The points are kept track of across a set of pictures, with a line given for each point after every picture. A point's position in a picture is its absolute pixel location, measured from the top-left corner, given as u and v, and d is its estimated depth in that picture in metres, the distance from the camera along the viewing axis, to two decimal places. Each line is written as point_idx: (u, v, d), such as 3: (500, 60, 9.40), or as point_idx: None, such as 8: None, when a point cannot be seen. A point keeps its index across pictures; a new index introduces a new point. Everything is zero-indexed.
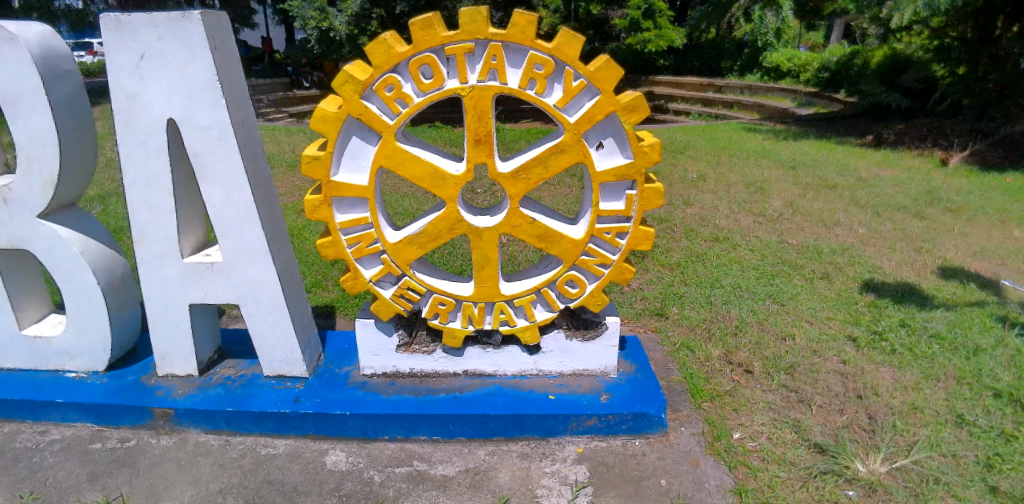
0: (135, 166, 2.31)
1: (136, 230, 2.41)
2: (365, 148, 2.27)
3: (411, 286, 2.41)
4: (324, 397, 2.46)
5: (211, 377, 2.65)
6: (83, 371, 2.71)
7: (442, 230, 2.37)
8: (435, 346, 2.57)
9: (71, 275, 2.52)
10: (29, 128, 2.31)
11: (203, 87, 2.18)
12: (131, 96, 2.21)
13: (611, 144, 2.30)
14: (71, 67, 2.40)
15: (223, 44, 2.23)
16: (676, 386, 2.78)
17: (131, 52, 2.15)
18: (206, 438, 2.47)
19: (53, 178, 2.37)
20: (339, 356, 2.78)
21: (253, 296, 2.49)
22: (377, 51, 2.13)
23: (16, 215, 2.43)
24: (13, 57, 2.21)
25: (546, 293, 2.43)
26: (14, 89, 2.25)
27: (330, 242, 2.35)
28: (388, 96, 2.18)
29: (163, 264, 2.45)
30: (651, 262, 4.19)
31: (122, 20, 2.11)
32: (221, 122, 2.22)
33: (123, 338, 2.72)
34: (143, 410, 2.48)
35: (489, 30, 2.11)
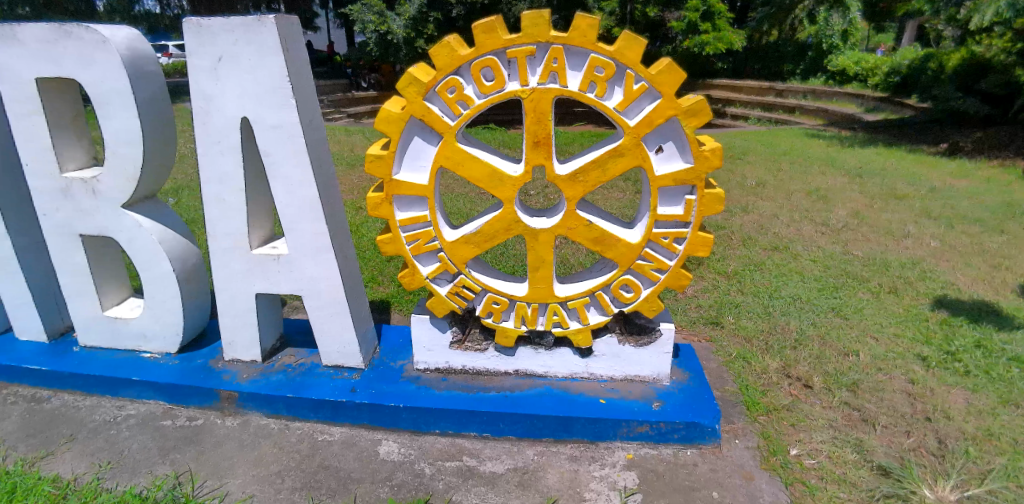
0: (210, 163, 2.45)
1: (210, 222, 2.54)
2: (426, 148, 2.32)
3: (466, 285, 2.44)
4: (378, 389, 2.53)
5: (273, 364, 2.77)
6: (157, 353, 2.88)
7: (499, 230, 2.39)
8: (487, 344, 2.60)
9: (150, 263, 2.68)
10: (117, 127, 2.48)
11: (275, 88, 2.28)
12: (208, 97, 2.35)
13: (671, 148, 2.27)
14: (156, 69, 2.57)
15: (293, 47, 2.33)
16: (731, 397, 2.71)
17: (210, 55, 2.29)
18: (267, 421, 2.58)
19: (137, 172, 2.53)
20: (394, 349, 2.85)
21: (314, 289, 2.57)
22: (441, 54, 2.17)
23: (103, 206, 2.61)
24: (106, 60, 2.39)
25: (600, 296, 2.42)
26: (105, 89, 2.44)
27: (389, 239, 2.42)
28: (450, 98, 2.23)
29: (232, 255, 2.58)
30: (707, 269, 4.10)
31: (202, 25, 2.25)
32: (290, 122, 2.32)
33: (193, 323, 2.87)
34: (210, 392, 2.62)
35: (551, 33, 2.12)
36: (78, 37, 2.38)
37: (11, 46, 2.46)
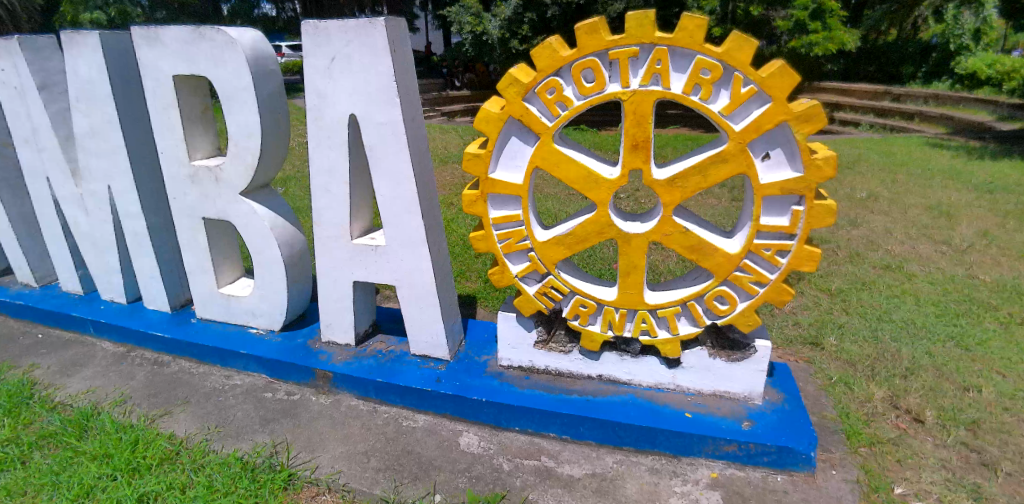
0: (320, 157, 2.61)
1: (317, 211, 2.71)
2: (523, 148, 2.34)
3: (555, 286, 2.45)
4: (463, 381, 2.59)
5: (365, 348, 2.91)
6: (263, 329, 3.11)
7: (591, 233, 2.37)
8: (572, 347, 2.58)
9: (261, 247, 2.88)
10: (241, 121, 2.70)
11: (382, 88, 2.39)
12: (322, 95, 2.51)
13: (779, 155, 2.15)
14: (276, 67, 2.76)
15: (400, 48, 2.43)
16: (829, 424, 2.53)
17: (324, 55, 2.44)
18: (357, 402, 2.72)
19: (255, 162, 2.73)
20: (479, 344, 2.90)
21: (408, 281, 2.67)
22: (542, 55, 2.18)
23: (224, 192, 2.85)
24: (233, 59, 2.60)
25: (693, 307, 2.35)
26: (231, 86, 2.66)
27: (482, 236, 2.47)
28: (550, 98, 2.23)
29: (334, 244, 2.73)
30: (808, 285, 3.84)
31: (319, 27, 2.40)
32: (394, 120, 2.42)
33: (296, 305, 3.06)
34: (307, 370, 2.79)
35: (656, 34, 2.07)
36: (211, 39, 2.61)
37: (155, 47, 2.74)
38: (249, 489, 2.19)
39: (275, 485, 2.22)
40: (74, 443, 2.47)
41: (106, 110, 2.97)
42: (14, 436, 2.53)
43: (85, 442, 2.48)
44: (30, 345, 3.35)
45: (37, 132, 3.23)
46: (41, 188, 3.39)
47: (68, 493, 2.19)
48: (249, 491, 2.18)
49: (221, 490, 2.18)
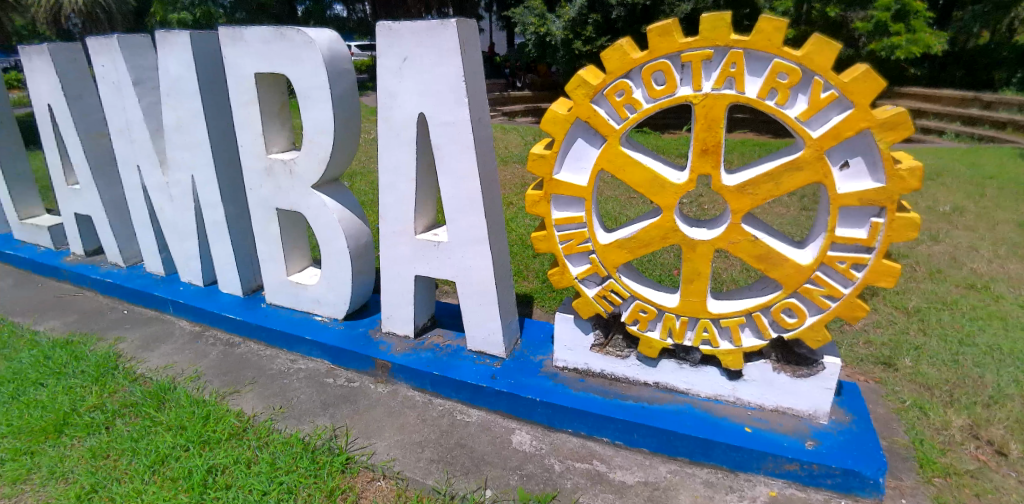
0: (388, 153, 2.70)
1: (383, 206, 2.79)
2: (588, 150, 2.34)
3: (614, 290, 2.44)
4: (517, 380, 2.61)
5: (423, 341, 2.98)
6: (327, 317, 3.23)
7: (654, 238, 2.35)
8: (629, 352, 2.56)
9: (329, 238, 3.00)
10: (315, 117, 2.81)
11: (450, 88, 2.44)
12: (392, 94, 2.58)
13: (859, 164, 2.06)
14: (349, 66, 2.86)
15: (470, 48, 2.47)
16: (899, 450, 2.39)
17: (396, 56, 2.51)
18: (413, 393, 2.79)
19: (326, 157, 2.84)
20: (535, 343, 2.91)
21: (467, 278, 2.71)
22: (612, 57, 2.17)
23: (297, 185, 2.98)
24: (310, 58, 2.72)
25: (758, 318, 2.28)
26: (308, 84, 2.78)
27: (543, 236, 2.48)
28: (618, 101, 2.21)
29: (398, 238, 2.81)
30: (882, 302, 3.64)
31: (392, 28, 2.48)
32: (461, 119, 2.46)
33: (359, 295, 3.17)
34: (367, 359, 2.89)
35: (731, 37, 2.02)
36: (291, 39, 2.74)
37: (239, 46, 2.90)
38: (308, 469, 2.30)
39: (334, 467, 2.31)
40: (153, 413, 2.65)
41: (192, 105, 3.17)
42: (101, 403, 2.75)
43: (162, 413, 2.66)
44: (117, 320, 3.62)
45: (131, 124, 3.48)
46: (132, 176, 3.65)
47: (146, 459, 2.36)
48: (309, 471, 2.28)
49: (283, 467, 2.29)
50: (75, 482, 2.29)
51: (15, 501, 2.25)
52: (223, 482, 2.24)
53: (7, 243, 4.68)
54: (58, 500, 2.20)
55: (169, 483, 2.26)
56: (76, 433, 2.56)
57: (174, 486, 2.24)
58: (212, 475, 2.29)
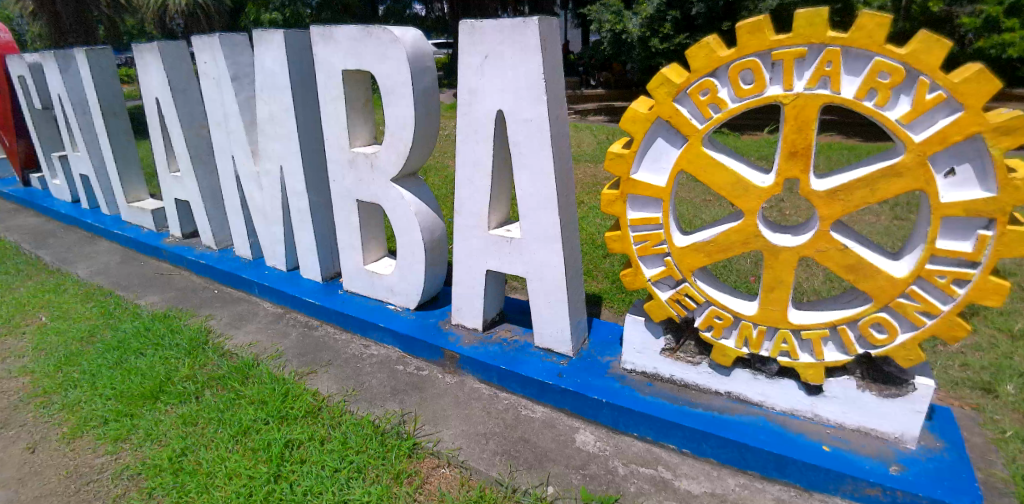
0: (466, 149, 2.75)
1: (459, 200, 2.85)
2: (668, 150, 2.30)
3: (689, 294, 2.39)
4: (584, 379, 2.60)
5: (491, 335, 3.02)
6: (399, 306, 3.34)
7: (734, 243, 2.28)
8: (701, 359, 2.49)
9: (405, 230, 3.10)
10: (398, 113, 2.91)
11: (530, 85, 2.45)
12: (473, 90, 2.64)
13: (967, 172, 1.91)
14: (431, 64, 2.94)
15: (551, 46, 2.47)
16: (997, 484, 2.20)
17: (478, 53, 2.56)
18: (480, 385, 2.84)
19: (406, 151, 2.93)
20: (603, 344, 2.89)
21: (538, 274, 2.72)
22: (698, 55, 2.11)
23: (377, 177, 3.09)
24: (395, 56, 2.81)
25: (844, 332, 2.17)
26: (392, 81, 2.87)
27: (618, 237, 2.46)
28: (702, 100, 2.16)
29: (472, 233, 2.86)
30: (984, 322, 3.36)
31: (475, 27, 2.52)
32: (540, 116, 2.47)
33: (431, 287, 3.25)
34: (436, 349, 2.96)
35: (828, 34, 1.91)
36: (378, 37, 2.84)
37: (329, 44, 3.04)
38: (377, 451, 2.38)
39: (401, 451, 2.39)
40: (238, 387, 2.83)
41: (284, 99, 3.35)
42: (193, 374, 2.97)
43: (246, 388, 2.84)
44: (208, 299, 3.89)
45: (228, 116, 3.72)
46: (227, 165, 3.90)
47: (231, 429, 2.53)
48: (378, 453, 2.37)
49: (354, 447, 2.39)
50: (169, 445, 2.49)
51: (117, 458, 2.48)
52: (299, 457, 2.36)
53: (117, 224, 5.13)
54: (154, 460, 2.40)
55: (251, 453, 2.41)
56: (170, 400, 2.78)
57: (255, 456, 2.38)
58: (289, 449, 2.42)
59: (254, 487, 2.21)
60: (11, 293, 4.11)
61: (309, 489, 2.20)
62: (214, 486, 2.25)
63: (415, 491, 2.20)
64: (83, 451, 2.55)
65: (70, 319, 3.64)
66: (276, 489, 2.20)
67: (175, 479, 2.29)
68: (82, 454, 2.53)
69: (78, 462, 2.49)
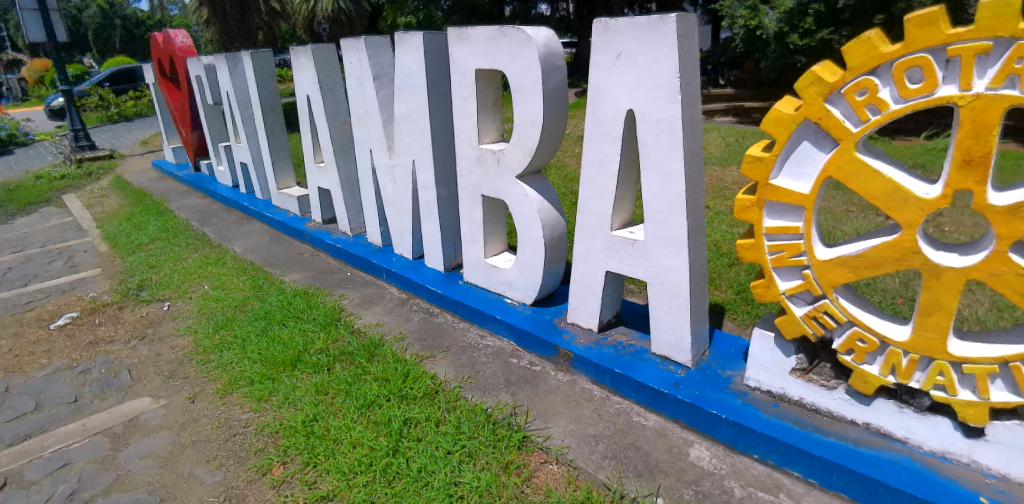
0: (593, 148, 2.75)
1: (583, 199, 2.86)
2: (815, 155, 2.14)
3: (828, 312, 2.21)
4: (702, 392, 2.50)
5: (606, 337, 2.99)
6: (516, 300, 3.41)
7: (887, 259, 2.06)
8: (837, 383, 2.29)
9: (527, 226, 3.15)
10: (527, 111, 2.97)
11: (664, 84, 2.39)
12: (604, 89, 2.62)
13: None
14: (562, 62, 2.96)
15: (688, 44, 2.39)
16: None
17: (611, 52, 2.55)
18: (592, 386, 2.83)
19: (532, 149, 2.98)
20: (725, 357, 2.75)
21: (660, 279, 2.65)
22: (857, 51, 1.93)
23: (503, 173, 3.18)
24: (528, 55, 2.87)
25: (1017, 370, 1.88)
26: (522, 80, 2.93)
27: (750, 245, 2.34)
28: (858, 100, 1.97)
29: (594, 233, 2.85)
30: None
31: (609, 25, 2.51)
32: (673, 116, 2.40)
33: (548, 284, 3.28)
34: (550, 346, 2.99)
35: (1021, 26, 1.66)
36: (511, 37, 2.91)
37: (464, 44, 3.17)
38: (489, 439, 2.45)
39: (511, 442, 2.43)
40: (365, 364, 3.05)
41: (419, 97, 3.54)
42: (326, 347, 3.24)
43: (372, 365, 3.05)
44: (342, 280, 4.23)
45: (368, 113, 4.01)
46: (364, 158, 4.21)
47: (356, 401, 2.72)
48: (489, 441, 2.43)
49: (467, 432, 2.48)
50: (302, 409, 2.73)
51: (260, 415, 2.77)
52: (416, 435, 2.49)
53: (268, 208, 5.73)
54: (290, 422, 2.65)
55: (373, 426, 2.57)
56: (306, 369, 3.05)
57: (376, 429, 2.55)
58: (407, 426, 2.56)
59: (375, 458, 2.37)
60: (183, 263, 4.74)
61: (423, 467, 2.31)
62: (339, 452, 2.43)
63: (523, 483, 2.23)
64: (232, 406, 2.88)
65: (227, 290, 4.13)
66: (394, 462, 2.34)
67: (306, 440, 2.52)
68: (231, 409, 2.86)
69: (228, 415, 2.81)
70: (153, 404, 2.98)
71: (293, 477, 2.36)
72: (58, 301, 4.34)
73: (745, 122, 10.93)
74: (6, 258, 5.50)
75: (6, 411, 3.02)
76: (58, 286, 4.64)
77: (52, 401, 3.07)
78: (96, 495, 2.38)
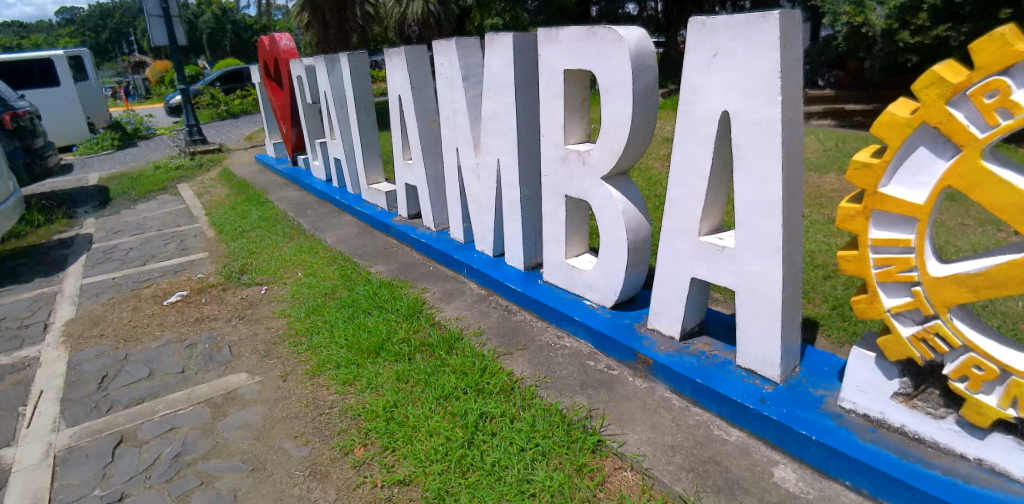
0: (684, 150, 2.68)
1: (671, 202, 2.80)
2: (933, 162, 1.97)
3: (940, 333, 2.03)
4: (790, 410, 2.37)
5: (689, 346, 2.90)
6: (595, 303, 3.38)
7: (1013, 280, 1.85)
8: (946, 413, 2.09)
9: (610, 228, 3.12)
10: (615, 111, 2.94)
11: (763, 84, 2.28)
12: (697, 90, 2.55)
13: None
14: (653, 62, 2.90)
15: (791, 42, 2.27)
16: None
17: (707, 51, 2.47)
18: (671, 395, 2.76)
19: (619, 150, 2.94)
20: (818, 375, 2.59)
21: (749, 288, 2.54)
22: (987, 49, 1.76)
23: (587, 174, 3.16)
24: (619, 55, 2.83)
25: None
26: (612, 80, 2.91)
27: (853, 257, 2.20)
28: (986, 103, 1.80)
29: (681, 237, 2.78)
30: None
31: (706, 23, 2.44)
32: (771, 118, 2.29)
33: (629, 288, 3.23)
34: (630, 351, 2.95)
35: None
36: (601, 37, 2.89)
37: (553, 44, 3.18)
38: (563, 439, 2.44)
39: (585, 444, 2.42)
40: (444, 356, 3.13)
41: (506, 97, 3.60)
42: (408, 337, 3.37)
43: (451, 357, 3.13)
44: (425, 273, 4.38)
45: (456, 112, 4.11)
46: (451, 155, 4.33)
47: (435, 392, 2.81)
48: (563, 442, 2.43)
49: (541, 431, 2.48)
50: (384, 395, 2.85)
51: (345, 398, 2.92)
52: (490, 429, 2.53)
53: (358, 201, 6.03)
54: (372, 406, 2.77)
55: (450, 417, 2.64)
56: (388, 357, 3.18)
57: (453, 420, 2.62)
58: (482, 420, 2.61)
59: (450, 448, 2.43)
60: (280, 251, 5.08)
61: (497, 461, 2.34)
62: (417, 439, 2.52)
63: (596, 487, 2.21)
64: (320, 387, 3.05)
65: (318, 277, 4.38)
66: (468, 454, 2.39)
67: (386, 425, 2.62)
68: (319, 389, 3.03)
69: (315, 395, 2.98)
70: (250, 380, 3.21)
71: (372, 459, 2.47)
72: (171, 280, 4.78)
73: (845, 126, 10.23)
74: (129, 239, 6.12)
75: (125, 376, 3.35)
76: (171, 267, 5.10)
77: (163, 370, 3.37)
78: (197, 459, 2.59)
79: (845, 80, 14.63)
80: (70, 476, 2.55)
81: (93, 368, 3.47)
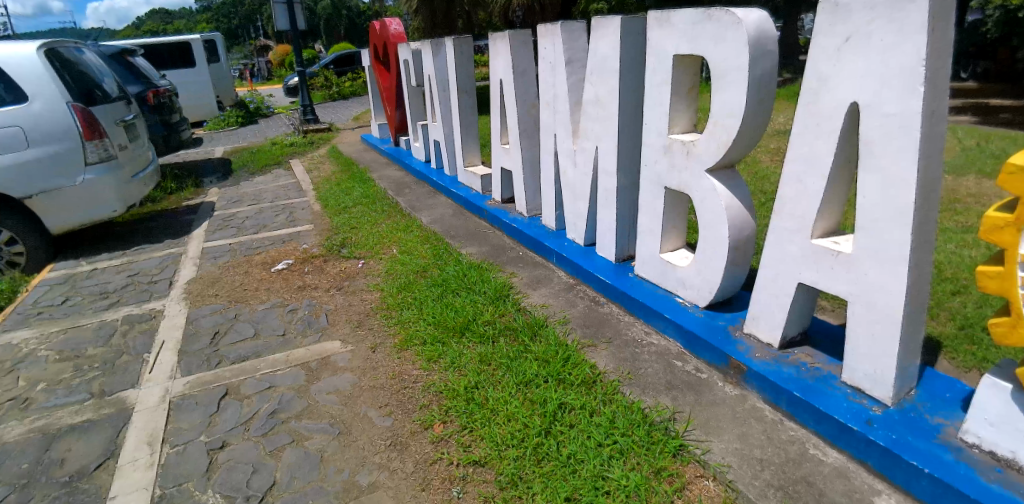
0: (802, 144, 2.47)
1: (782, 200, 2.61)
2: None
3: None
4: (901, 437, 2.12)
5: (788, 355, 2.70)
6: (689, 301, 3.23)
7: None
8: None
9: (711, 223, 2.95)
10: (727, 99, 2.75)
11: (903, 72, 2.03)
12: (823, 77, 2.34)
13: None
14: (774, 47, 2.68)
15: (944, 25, 1.99)
16: None
17: (838, 35, 2.25)
18: (764, 406, 2.58)
19: (728, 141, 2.76)
20: (938, 401, 2.30)
21: (866, 298, 2.30)
22: None
23: (691, 165, 3.01)
24: (736, 39, 2.65)
25: None
26: (726, 66, 2.73)
27: (998, 273, 1.92)
28: None
29: (791, 239, 2.58)
30: None
31: (839, 4, 2.23)
32: (909, 111, 2.04)
33: (727, 288, 3.05)
34: (722, 354, 2.79)
35: None
36: (718, 19, 2.72)
37: (664, 28, 3.04)
38: (643, 440, 2.35)
39: (667, 448, 2.31)
40: (527, 342, 3.13)
41: (610, 82, 3.49)
42: (493, 320, 3.40)
43: (535, 344, 3.12)
44: (514, 258, 4.41)
45: (557, 98, 4.07)
46: (548, 141, 4.29)
47: (516, 377, 2.82)
48: (643, 442, 2.34)
49: (621, 428, 2.41)
50: (466, 375, 2.91)
51: (428, 374, 3.01)
52: (569, 420, 2.50)
53: (453, 183, 6.17)
54: (453, 386, 2.83)
55: (529, 404, 2.64)
56: (472, 338, 3.24)
57: (531, 407, 2.61)
58: (562, 410, 2.58)
59: (527, 435, 2.43)
60: (377, 227, 5.31)
61: (573, 453, 2.30)
62: (494, 422, 2.54)
63: (674, 493, 2.11)
64: (406, 361, 3.16)
65: (411, 255, 4.53)
66: (545, 443, 2.38)
67: (466, 405, 2.66)
68: (405, 363, 3.14)
69: (401, 369, 3.09)
70: (343, 348, 3.39)
71: (450, 437, 2.52)
72: (279, 248, 5.15)
73: (988, 122, 9.08)
74: (246, 208, 6.67)
75: (234, 334, 3.66)
76: (279, 236, 5.50)
77: (267, 332, 3.65)
78: (290, 417, 2.78)
79: (992, 72, 12.98)
80: (181, 420, 2.83)
81: (208, 324, 3.82)
